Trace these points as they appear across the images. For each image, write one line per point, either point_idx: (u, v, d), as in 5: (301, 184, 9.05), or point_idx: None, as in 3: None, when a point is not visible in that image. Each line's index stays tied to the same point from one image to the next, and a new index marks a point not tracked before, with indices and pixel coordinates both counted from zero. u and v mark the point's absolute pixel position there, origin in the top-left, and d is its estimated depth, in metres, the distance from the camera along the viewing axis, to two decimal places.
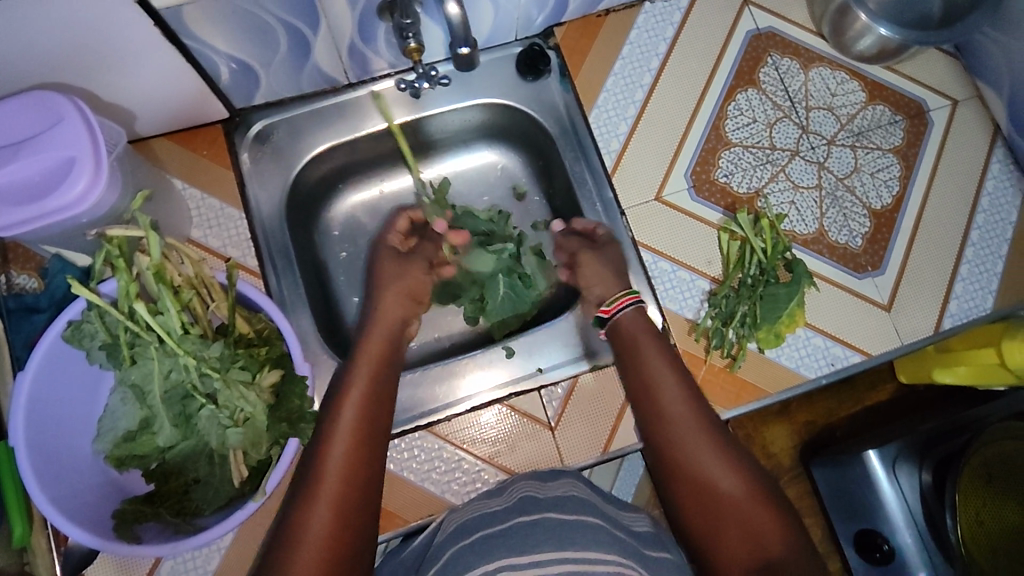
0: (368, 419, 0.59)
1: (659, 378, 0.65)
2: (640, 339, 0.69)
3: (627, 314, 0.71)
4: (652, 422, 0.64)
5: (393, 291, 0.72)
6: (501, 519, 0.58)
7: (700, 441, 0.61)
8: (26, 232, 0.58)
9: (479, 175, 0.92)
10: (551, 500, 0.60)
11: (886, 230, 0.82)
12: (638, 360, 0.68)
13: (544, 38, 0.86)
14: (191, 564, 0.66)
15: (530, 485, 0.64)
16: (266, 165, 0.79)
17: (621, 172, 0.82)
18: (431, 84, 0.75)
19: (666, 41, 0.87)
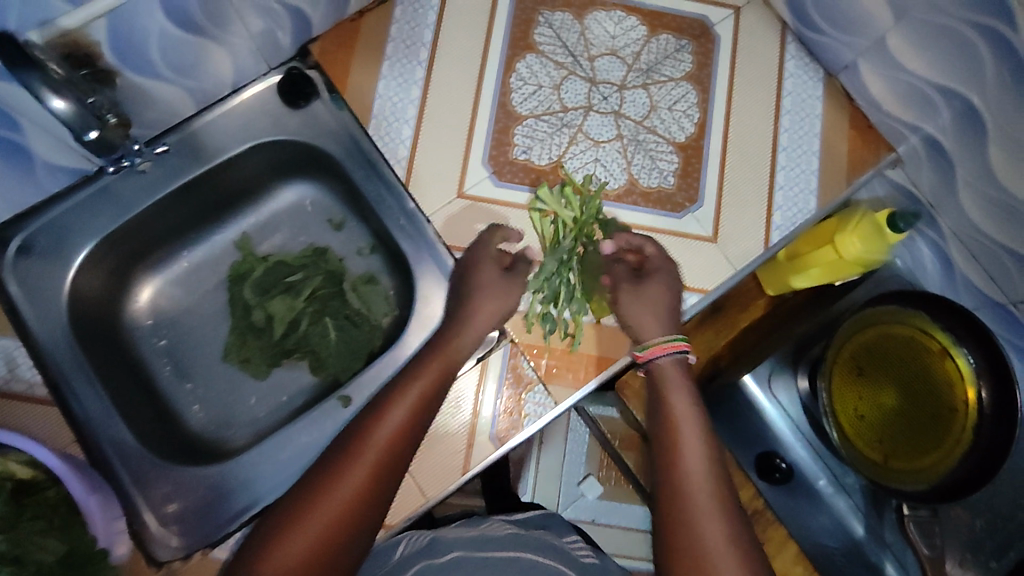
0: (377, 488, 0.58)
1: (687, 438, 0.64)
2: (670, 387, 0.68)
3: (664, 359, 0.69)
4: (664, 475, 0.62)
5: (488, 301, 0.71)
6: (475, 546, 0.65)
7: (705, 507, 0.58)
8: None
9: (285, 215, 0.87)
10: (525, 541, 0.69)
11: (696, 161, 0.80)
12: (667, 401, 0.67)
13: (301, 58, 0.80)
14: None
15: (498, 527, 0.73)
16: (38, 282, 0.72)
17: (415, 178, 0.78)
18: (142, 156, 0.73)
19: (429, 28, 0.81)
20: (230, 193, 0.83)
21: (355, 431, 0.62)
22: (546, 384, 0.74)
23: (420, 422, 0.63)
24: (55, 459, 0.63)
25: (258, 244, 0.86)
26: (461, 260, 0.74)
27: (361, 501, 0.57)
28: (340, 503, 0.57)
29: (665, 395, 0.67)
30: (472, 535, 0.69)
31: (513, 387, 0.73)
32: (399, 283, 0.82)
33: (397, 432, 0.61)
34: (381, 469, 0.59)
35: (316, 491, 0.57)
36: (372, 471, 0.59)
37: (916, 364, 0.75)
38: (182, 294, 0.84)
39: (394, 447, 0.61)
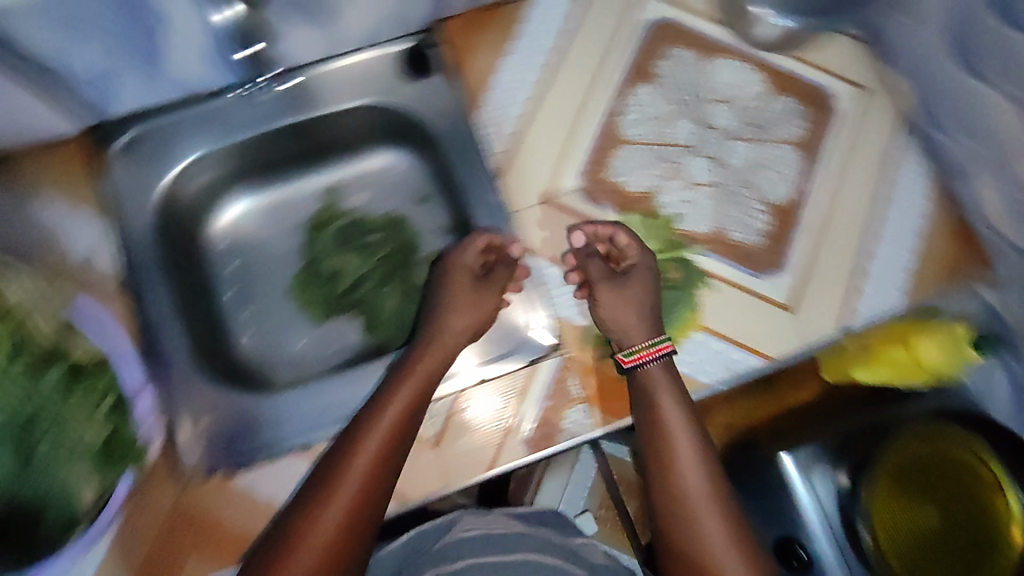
0: (363, 511, 0.61)
1: (681, 453, 0.67)
2: (660, 394, 0.68)
3: (649, 366, 0.70)
4: (662, 489, 0.68)
5: (459, 313, 0.73)
6: (493, 550, 0.70)
7: (705, 519, 0.65)
8: None
9: (373, 178, 0.88)
10: (537, 543, 0.73)
11: (787, 227, 0.78)
12: (659, 420, 0.68)
13: (427, 36, 0.82)
14: None
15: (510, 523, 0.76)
16: (137, 180, 0.76)
17: (509, 173, 0.79)
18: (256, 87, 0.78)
19: (557, 35, 0.83)
20: (327, 143, 0.85)
21: (339, 455, 0.64)
22: (589, 405, 0.72)
23: (407, 430, 0.65)
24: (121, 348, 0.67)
25: (343, 199, 0.88)
26: (444, 265, 0.78)
27: (347, 528, 0.60)
28: (326, 533, 0.60)
29: (657, 407, 0.68)
30: (498, 532, 0.74)
31: (558, 397, 0.72)
32: None
33: (381, 448, 0.63)
34: (367, 488, 0.62)
35: (298, 529, 0.60)
36: (355, 498, 0.61)
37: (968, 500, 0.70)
38: (259, 226, 0.86)
39: (378, 468, 0.63)
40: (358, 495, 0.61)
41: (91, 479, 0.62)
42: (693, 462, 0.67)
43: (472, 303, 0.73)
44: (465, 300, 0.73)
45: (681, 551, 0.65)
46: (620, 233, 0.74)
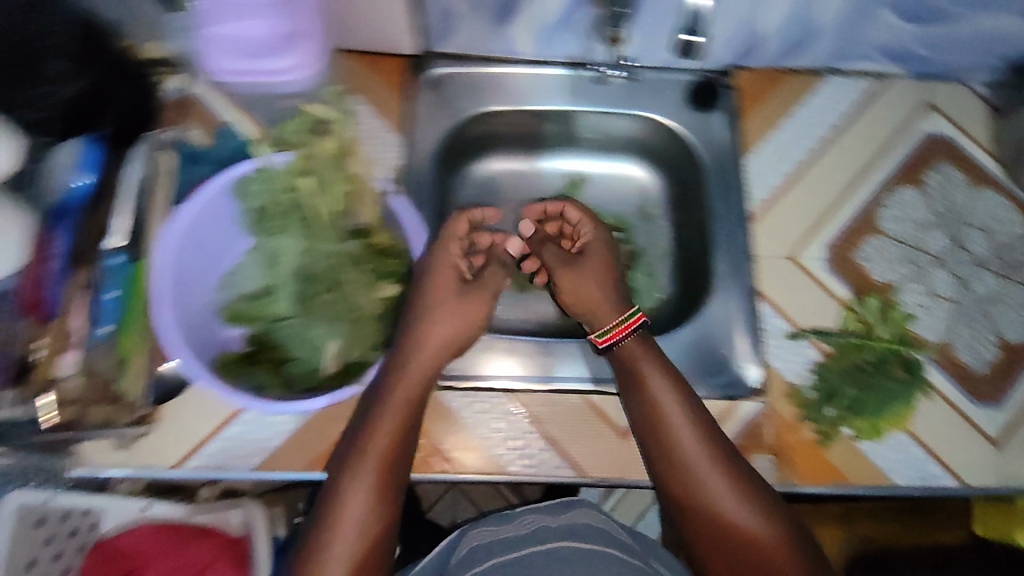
0: (392, 467, 0.62)
1: (671, 425, 0.68)
2: (641, 364, 0.71)
3: (629, 337, 0.73)
4: (656, 465, 0.68)
5: (442, 318, 0.68)
6: (507, 550, 0.70)
7: (709, 484, 0.66)
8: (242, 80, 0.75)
9: (617, 183, 0.93)
10: (561, 529, 0.72)
11: (1014, 367, 0.78)
12: (644, 390, 0.70)
13: (721, 76, 0.87)
14: (269, 424, 0.67)
15: (540, 515, 0.75)
16: (434, 108, 0.83)
17: (763, 220, 0.82)
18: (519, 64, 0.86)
19: (839, 114, 0.86)
20: (593, 136, 0.92)
21: (365, 415, 0.64)
22: (778, 458, 0.73)
23: (418, 401, 0.65)
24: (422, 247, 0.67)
25: (587, 193, 0.94)
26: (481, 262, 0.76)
27: (382, 478, 0.62)
28: (367, 486, 0.61)
29: (636, 368, 0.71)
30: (510, 533, 0.73)
31: (750, 440, 0.74)
32: (679, 291, 0.87)
33: (402, 414, 0.63)
34: (393, 441, 0.63)
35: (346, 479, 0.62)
36: (383, 451, 0.62)
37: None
38: (504, 188, 0.94)
39: (404, 430, 0.64)
40: (385, 442, 0.62)
41: (354, 341, 0.68)
42: (688, 433, 0.68)
43: (455, 313, 0.69)
44: (428, 302, 0.69)
45: (711, 528, 0.67)
46: (568, 209, 0.81)
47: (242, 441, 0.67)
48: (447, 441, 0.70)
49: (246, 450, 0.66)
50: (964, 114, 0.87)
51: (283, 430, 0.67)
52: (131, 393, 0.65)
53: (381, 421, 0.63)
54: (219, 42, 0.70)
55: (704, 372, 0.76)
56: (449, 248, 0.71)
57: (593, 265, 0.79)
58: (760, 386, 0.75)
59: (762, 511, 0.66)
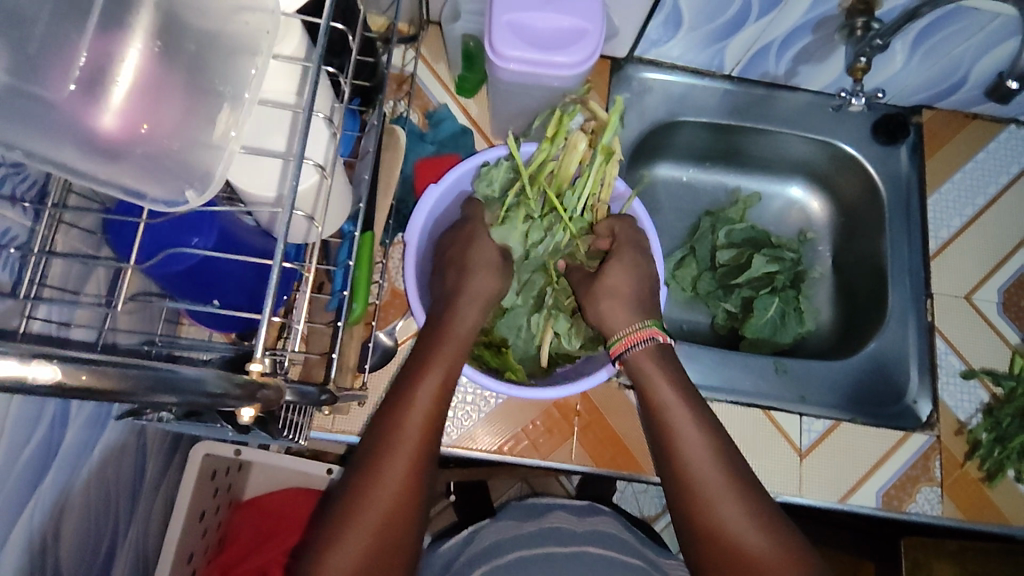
0: (427, 455, 0.54)
1: (687, 442, 0.57)
2: (648, 374, 0.60)
3: (634, 349, 0.61)
4: (672, 494, 0.57)
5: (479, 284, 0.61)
6: (535, 542, 0.78)
7: (725, 515, 0.54)
8: (520, 72, 0.63)
9: (781, 205, 0.97)
10: (582, 534, 0.80)
11: None
12: (651, 402, 0.60)
13: (909, 113, 0.89)
14: (473, 398, 0.72)
15: (565, 518, 0.84)
16: (628, 114, 0.87)
17: (942, 258, 0.84)
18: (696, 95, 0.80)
19: (1020, 165, 0.88)
20: (768, 156, 0.94)
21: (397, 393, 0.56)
22: (942, 491, 0.75)
23: (450, 388, 0.57)
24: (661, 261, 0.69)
25: (751, 211, 0.97)
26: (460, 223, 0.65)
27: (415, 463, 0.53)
28: (399, 476, 0.51)
29: (645, 382, 0.60)
30: (532, 528, 0.82)
31: (918, 471, 0.75)
32: (838, 313, 0.91)
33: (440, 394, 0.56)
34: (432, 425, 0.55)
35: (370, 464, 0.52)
36: (419, 436, 0.53)
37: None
38: (667, 197, 0.97)
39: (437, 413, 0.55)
40: (425, 427, 0.54)
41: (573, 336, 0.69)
42: (706, 452, 0.56)
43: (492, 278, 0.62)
44: (463, 261, 0.62)
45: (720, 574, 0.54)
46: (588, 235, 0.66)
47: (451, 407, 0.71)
48: (631, 438, 0.73)
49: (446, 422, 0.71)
50: None
51: (482, 411, 0.72)
52: (349, 358, 0.63)
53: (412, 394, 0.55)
54: (499, 28, 0.61)
55: (870, 399, 0.79)
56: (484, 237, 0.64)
57: (618, 268, 0.63)
58: (929, 419, 0.78)
59: (777, 549, 0.54)
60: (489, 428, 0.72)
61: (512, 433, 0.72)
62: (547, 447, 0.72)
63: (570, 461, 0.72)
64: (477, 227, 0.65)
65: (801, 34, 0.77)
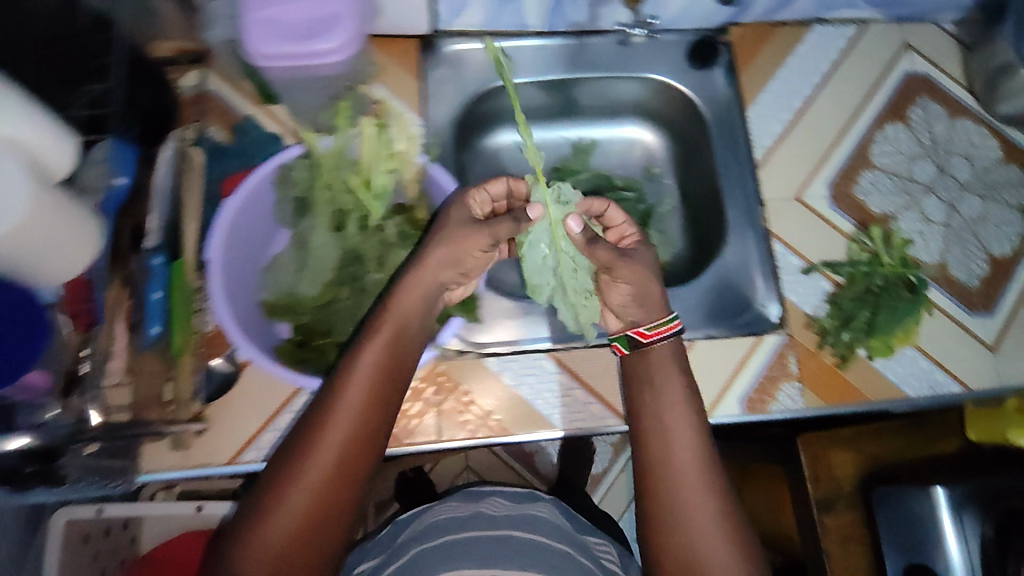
0: (358, 458, 0.56)
1: (670, 421, 0.64)
2: (658, 371, 0.67)
3: (665, 341, 0.68)
4: (643, 458, 0.65)
5: (440, 257, 0.63)
6: (465, 527, 0.82)
7: (682, 478, 0.62)
8: (284, 70, 0.62)
9: (621, 147, 0.98)
10: (505, 518, 0.85)
11: (1001, 278, 0.86)
12: (648, 390, 0.67)
13: (718, 33, 0.92)
14: None
15: (497, 504, 0.89)
16: (446, 85, 0.85)
17: (768, 165, 0.87)
18: None
19: (828, 62, 0.92)
20: (599, 101, 0.95)
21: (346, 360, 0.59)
22: (801, 385, 0.79)
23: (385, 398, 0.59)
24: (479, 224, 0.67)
25: (596, 157, 0.99)
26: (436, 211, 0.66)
27: (343, 461, 0.55)
28: (327, 466, 0.55)
29: (653, 374, 0.67)
30: (467, 513, 0.86)
31: (776, 370, 0.79)
32: (692, 240, 0.94)
33: (385, 363, 0.60)
34: (367, 427, 0.57)
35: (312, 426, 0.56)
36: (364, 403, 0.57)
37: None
38: (513, 160, 0.96)
39: (378, 383, 0.59)
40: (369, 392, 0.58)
41: None
42: (688, 435, 0.64)
43: (462, 240, 0.63)
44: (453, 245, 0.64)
45: (668, 523, 0.61)
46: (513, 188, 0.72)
47: None
48: (494, 404, 0.74)
49: None
50: (935, 53, 0.94)
51: None
52: (184, 391, 0.66)
53: (351, 398, 0.57)
54: (251, 26, 0.60)
55: (718, 313, 0.83)
56: (470, 194, 0.68)
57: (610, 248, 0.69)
58: (780, 319, 0.81)
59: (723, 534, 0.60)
60: None
61: None
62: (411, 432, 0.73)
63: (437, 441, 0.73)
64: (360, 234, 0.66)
65: None
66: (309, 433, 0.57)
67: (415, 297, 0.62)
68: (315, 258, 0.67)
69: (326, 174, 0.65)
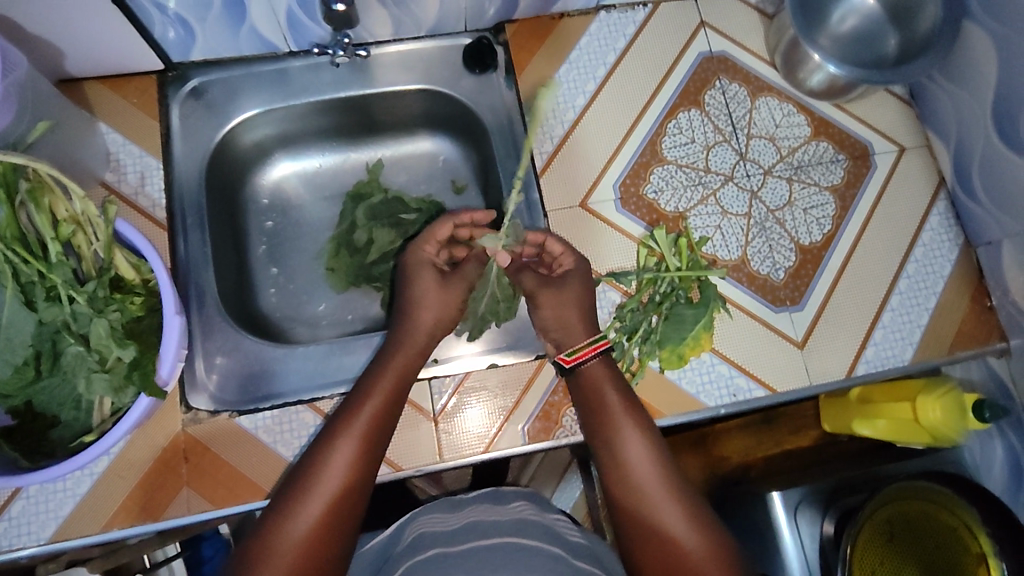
0: (362, 464, 0.60)
1: (624, 429, 0.66)
2: (604, 388, 0.69)
3: (590, 362, 0.70)
4: (610, 465, 0.65)
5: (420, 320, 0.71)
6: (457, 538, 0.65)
7: (643, 479, 0.63)
8: None
9: (416, 163, 0.91)
10: (510, 523, 0.67)
11: (811, 267, 0.80)
12: (604, 405, 0.68)
13: (494, 33, 0.85)
14: (61, 486, 0.68)
15: (485, 510, 0.72)
16: (195, 120, 0.79)
17: (551, 172, 0.81)
18: (345, 51, 0.80)
19: (616, 52, 0.85)
20: (384, 118, 0.88)
21: (341, 414, 0.64)
22: None
23: (388, 416, 0.64)
24: (170, 289, 0.62)
25: (389, 177, 0.91)
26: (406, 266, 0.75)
27: (355, 464, 0.60)
28: (342, 472, 0.59)
29: (598, 392, 0.69)
30: (454, 524, 0.69)
31: (560, 395, 0.75)
32: None
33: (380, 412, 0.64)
34: (366, 437, 0.62)
35: (309, 473, 0.59)
36: (357, 451, 0.61)
37: (947, 551, 0.75)
38: (301, 189, 0.89)
39: (372, 434, 0.62)
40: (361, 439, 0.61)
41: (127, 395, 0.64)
42: (646, 453, 0.65)
43: (439, 299, 0.72)
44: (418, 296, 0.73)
45: (640, 521, 0.61)
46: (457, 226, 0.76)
47: (37, 501, 0.67)
48: (249, 466, 0.70)
49: (42, 517, 0.67)
50: (737, 27, 0.87)
51: (76, 495, 0.68)
52: None
53: (363, 407, 0.64)
54: None
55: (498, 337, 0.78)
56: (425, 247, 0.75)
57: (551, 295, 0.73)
58: None
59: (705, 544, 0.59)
60: (87, 503, 0.67)
61: (123, 498, 0.68)
62: (157, 507, 0.68)
63: (188, 513, 0.68)
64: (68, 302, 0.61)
65: None
66: (328, 442, 0.62)
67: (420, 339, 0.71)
68: (4, 339, 0.59)
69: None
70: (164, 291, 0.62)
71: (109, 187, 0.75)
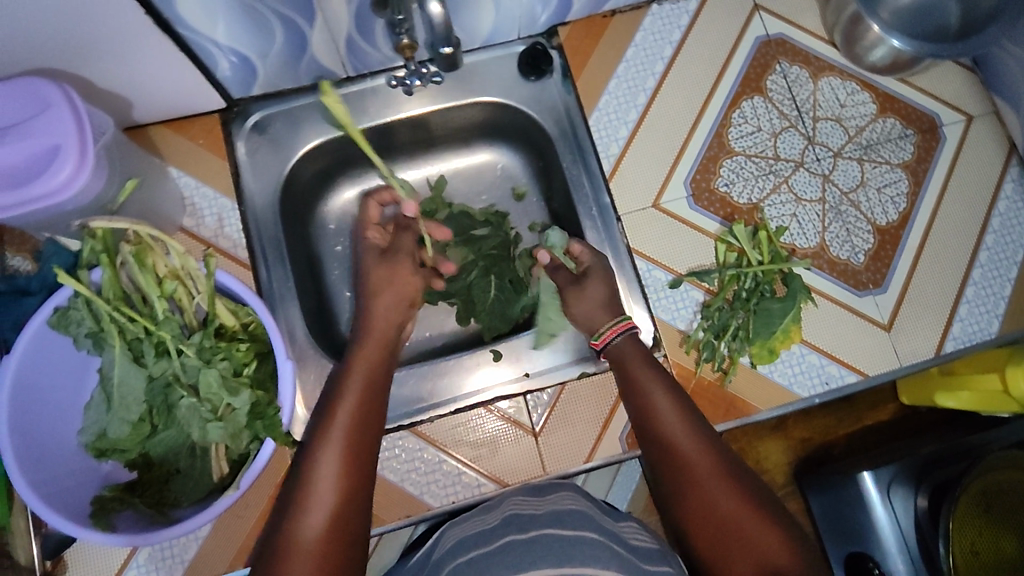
0: (361, 440, 0.60)
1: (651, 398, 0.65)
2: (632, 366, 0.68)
3: (620, 337, 0.70)
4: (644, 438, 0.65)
5: (385, 298, 0.72)
6: (502, 531, 0.61)
7: (700, 477, 0.60)
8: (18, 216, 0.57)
9: (477, 173, 0.90)
10: (547, 514, 0.62)
11: (890, 248, 0.80)
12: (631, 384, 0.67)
13: (547, 37, 0.84)
14: None
15: (524, 502, 0.66)
16: (262, 154, 0.79)
17: (619, 176, 0.80)
18: (424, 80, 0.69)
19: (671, 45, 0.84)
20: (441, 132, 0.87)
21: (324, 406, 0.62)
22: None
23: (375, 387, 0.65)
24: (278, 334, 0.62)
25: (451, 191, 0.90)
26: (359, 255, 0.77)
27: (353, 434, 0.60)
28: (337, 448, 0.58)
29: (625, 367, 0.68)
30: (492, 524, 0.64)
31: None
32: None
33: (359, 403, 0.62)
34: (364, 410, 0.62)
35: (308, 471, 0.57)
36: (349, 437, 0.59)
37: None
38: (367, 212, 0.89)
39: (359, 428, 0.61)
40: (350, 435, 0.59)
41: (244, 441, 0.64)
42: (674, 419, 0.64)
43: (391, 280, 0.73)
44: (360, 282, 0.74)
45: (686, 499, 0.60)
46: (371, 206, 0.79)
47: (164, 546, 0.69)
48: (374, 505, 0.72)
49: (170, 561, 0.69)
50: (792, 6, 0.85)
51: (199, 537, 0.69)
52: (21, 555, 0.66)
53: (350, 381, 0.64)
54: None
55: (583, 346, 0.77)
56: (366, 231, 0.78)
57: (584, 302, 0.73)
58: (653, 341, 0.76)
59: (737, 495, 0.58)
60: (209, 544, 0.69)
61: (245, 539, 0.70)
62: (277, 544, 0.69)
63: None
64: (175, 355, 0.62)
65: (368, 14, 0.69)
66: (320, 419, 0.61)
67: (383, 317, 0.71)
68: (119, 398, 0.60)
69: (111, 312, 0.59)
70: (269, 336, 0.63)
71: (189, 232, 0.76)
